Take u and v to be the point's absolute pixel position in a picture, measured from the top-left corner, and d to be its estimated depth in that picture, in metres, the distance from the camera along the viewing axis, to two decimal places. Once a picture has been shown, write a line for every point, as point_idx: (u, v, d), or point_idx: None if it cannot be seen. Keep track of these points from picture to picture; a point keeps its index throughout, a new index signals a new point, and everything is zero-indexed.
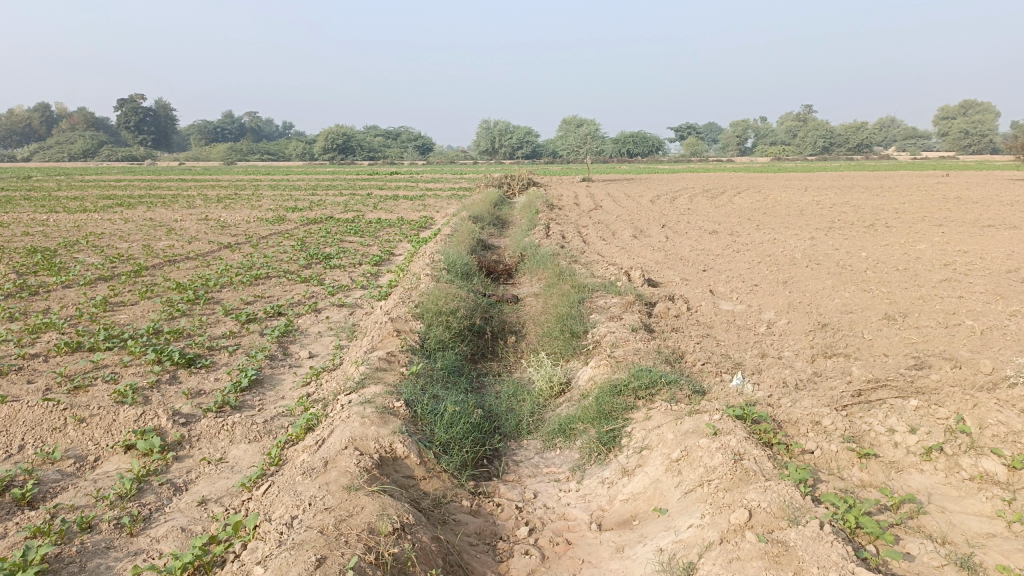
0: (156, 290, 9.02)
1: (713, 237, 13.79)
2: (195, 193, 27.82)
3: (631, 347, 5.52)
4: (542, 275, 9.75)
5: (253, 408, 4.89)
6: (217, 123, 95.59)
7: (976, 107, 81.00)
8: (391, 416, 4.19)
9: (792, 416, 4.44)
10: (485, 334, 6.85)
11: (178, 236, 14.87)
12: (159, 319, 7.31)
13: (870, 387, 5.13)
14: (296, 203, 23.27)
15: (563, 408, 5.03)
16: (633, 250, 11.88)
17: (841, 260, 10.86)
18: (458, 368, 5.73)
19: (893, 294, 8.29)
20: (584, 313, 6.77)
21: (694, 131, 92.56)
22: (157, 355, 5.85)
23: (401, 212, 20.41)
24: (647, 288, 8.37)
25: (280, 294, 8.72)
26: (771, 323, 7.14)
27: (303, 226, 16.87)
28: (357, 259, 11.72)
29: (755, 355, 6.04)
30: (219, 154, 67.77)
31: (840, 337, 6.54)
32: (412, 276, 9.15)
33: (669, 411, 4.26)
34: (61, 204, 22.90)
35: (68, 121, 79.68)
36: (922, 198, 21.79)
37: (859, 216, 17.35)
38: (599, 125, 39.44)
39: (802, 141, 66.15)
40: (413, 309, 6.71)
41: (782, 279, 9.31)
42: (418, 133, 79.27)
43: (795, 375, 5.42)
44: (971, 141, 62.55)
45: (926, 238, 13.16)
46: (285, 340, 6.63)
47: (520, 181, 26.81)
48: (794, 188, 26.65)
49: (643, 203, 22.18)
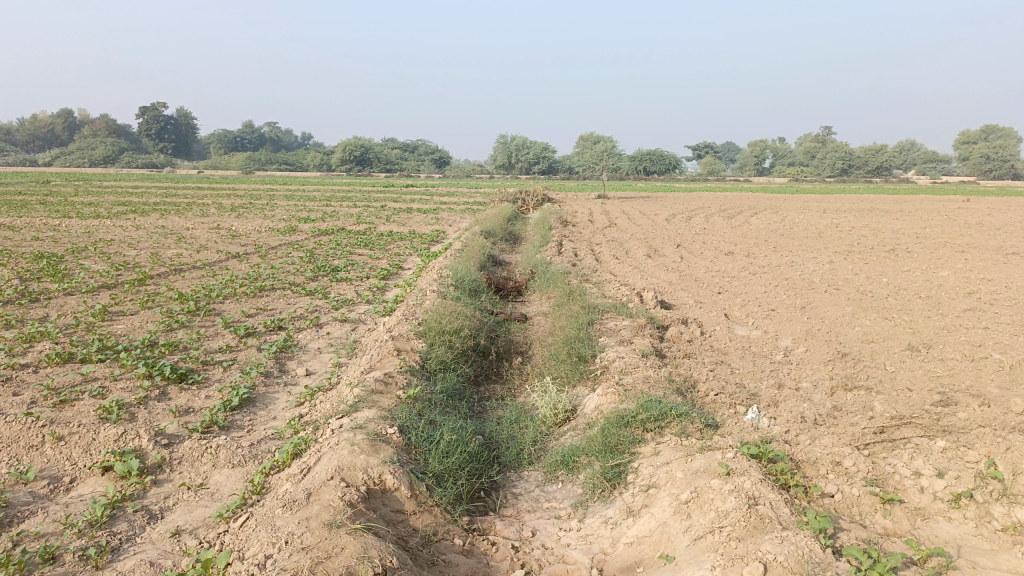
0: (158, 300, 8.85)
1: (729, 259, 13.54)
2: (209, 201, 27.86)
3: (640, 374, 5.25)
4: (552, 293, 9.52)
5: (242, 429, 4.68)
6: (236, 132, 96.31)
7: (997, 132, 80.34)
8: (383, 444, 3.95)
9: (810, 455, 4.16)
10: (490, 354, 6.61)
11: (188, 244, 14.78)
12: (156, 331, 7.12)
13: (894, 425, 4.84)
14: (309, 214, 23.18)
15: (567, 437, 4.76)
16: (647, 270, 11.64)
17: (861, 286, 10.55)
18: (459, 391, 5.49)
19: (915, 323, 7.98)
20: (593, 335, 6.51)
21: (711, 151, 92.43)
22: (148, 369, 5.65)
23: (413, 226, 20.25)
24: (659, 310, 8.11)
25: (282, 307, 8.52)
26: (788, 351, 6.86)
27: (314, 237, 16.75)
28: (365, 272, 11.55)
29: (771, 385, 5.76)
30: (237, 163, 68.19)
31: (861, 368, 6.24)
32: (418, 292, 8.95)
33: (679, 446, 3.99)
34: (76, 209, 22.94)
35: (90, 126, 80.50)
36: (943, 223, 21.45)
37: (878, 239, 17.05)
38: (616, 142, 39.36)
39: (820, 163, 65.77)
40: (416, 327, 6.49)
41: (800, 304, 9.03)
42: (435, 148, 79.58)
43: (813, 409, 5.13)
44: (992, 166, 62.04)
45: (948, 265, 12.83)
46: (283, 356, 6.42)
47: (534, 197, 26.67)
48: (811, 210, 26.37)
49: (659, 222, 21.94)
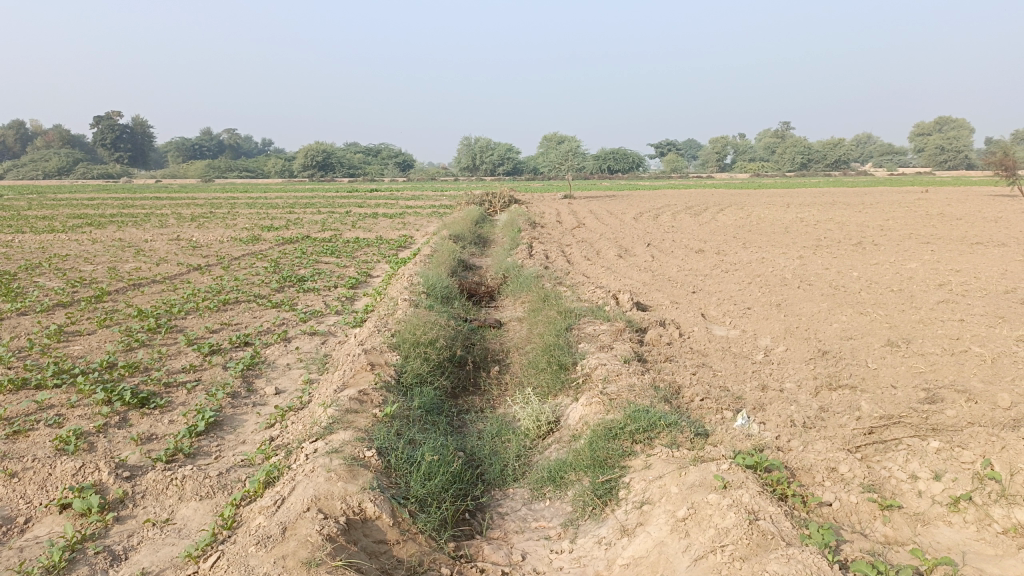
0: (117, 317, 8.50)
1: (700, 256, 13.49)
2: (168, 211, 27.26)
3: (624, 381, 5.10)
4: (525, 298, 9.36)
5: (210, 456, 4.43)
6: (194, 140, 94.67)
7: (950, 123, 82.10)
8: (361, 468, 3.73)
9: (804, 462, 4.03)
10: (466, 364, 6.42)
11: (147, 257, 14.34)
12: (115, 352, 6.79)
13: (883, 425, 4.74)
14: (273, 222, 22.76)
15: (552, 451, 4.59)
16: (620, 271, 11.53)
17: (833, 280, 10.55)
18: (438, 405, 5.29)
19: (891, 317, 7.95)
20: (572, 341, 6.34)
21: (673, 148, 93.13)
22: (108, 394, 5.35)
23: (380, 231, 19.95)
24: (636, 312, 7.98)
25: (248, 322, 8.22)
26: (768, 351, 6.76)
27: (278, 246, 16.39)
28: (332, 281, 11.28)
29: (755, 387, 5.65)
30: (196, 171, 66.96)
31: (843, 366, 6.17)
32: (389, 300, 8.72)
33: (671, 460, 3.83)
34: (29, 223, 22.24)
35: (43, 137, 78.46)
36: (905, 214, 21.72)
37: (844, 232, 17.18)
38: (580, 141, 39.36)
39: (780, 157, 66.55)
40: (389, 339, 6.27)
41: (775, 301, 8.98)
42: (399, 151, 79.08)
43: (800, 411, 5.01)
44: (946, 156, 63.28)
45: (915, 257, 12.92)
46: (250, 374, 6.15)
47: (501, 199, 26.52)
48: (775, 205, 26.59)
49: (627, 220, 21.91)
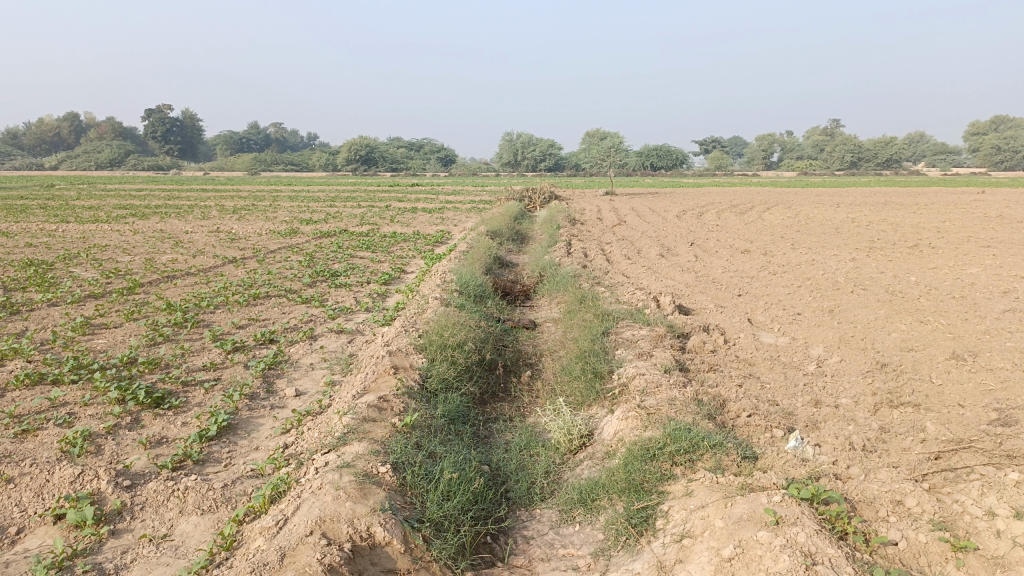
0: (145, 310, 8.34)
1: (746, 257, 12.98)
2: (211, 203, 27.47)
3: (665, 394, 4.70)
4: (562, 297, 9.00)
5: (219, 464, 4.17)
6: (242, 133, 96.11)
7: (1008, 121, 79.44)
8: (373, 486, 3.42)
9: (866, 493, 3.58)
10: (497, 369, 6.10)
11: (185, 249, 14.31)
12: (137, 347, 6.61)
13: (951, 451, 4.29)
14: (312, 215, 22.75)
15: (584, 469, 4.21)
16: (661, 271, 11.09)
17: (888, 285, 9.98)
18: (464, 414, 4.97)
19: (953, 327, 7.40)
20: (609, 348, 5.96)
21: (718, 145, 91.80)
22: (122, 393, 5.14)
23: (418, 226, 19.70)
24: (678, 316, 7.57)
25: (275, 318, 7.99)
26: (821, 361, 6.29)
27: (315, 240, 16.25)
28: (365, 276, 11.06)
29: (807, 402, 5.21)
30: (243, 164, 67.77)
31: (903, 381, 5.68)
32: (420, 298, 8.44)
33: (715, 487, 3.44)
34: (74, 213, 22.56)
35: (96, 129, 80.32)
36: (962, 216, 20.83)
37: (898, 234, 16.46)
38: (623, 138, 38.74)
39: (829, 156, 64.95)
40: (416, 340, 5.97)
41: (827, 307, 8.47)
42: (442, 146, 79.20)
43: (859, 432, 4.57)
44: (1003, 157, 61.15)
45: (976, 261, 12.22)
46: (272, 373, 5.91)
47: (541, 194, 26.19)
48: (824, 204, 25.78)
49: (669, 218, 21.34)
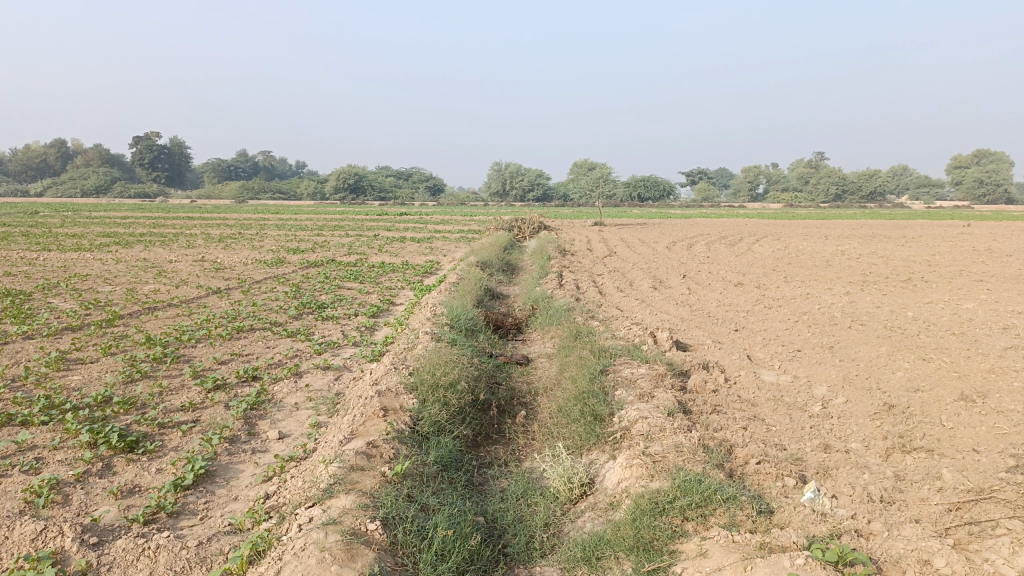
0: (124, 345, 8.02)
1: (740, 290, 12.83)
2: (197, 231, 27.15)
3: (670, 440, 4.46)
4: (555, 332, 8.78)
5: (196, 518, 3.89)
6: (230, 161, 96.03)
7: (989, 155, 80.58)
8: (361, 546, 3.15)
9: (891, 552, 3.34)
10: (490, 409, 5.84)
11: (168, 279, 14.01)
12: (113, 385, 6.30)
13: (972, 501, 4.05)
14: (299, 244, 22.49)
15: (586, 522, 3.95)
16: (655, 305, 10.90)
17: (886, 320, 9.81)
18: (457, 459, 4.71)
19: (957, 365, 7.20)
20: (608, 388, 5.72)
21: (705, 177, 92.56)
22: (93, 437, 4.83)
23: (406, 256, 19.47)
24: (676, 353, 7.34)
25: (259, 353, 7.69)
26: (826, 402, 6.06)
27: (301, 270, 15.98)
28: (353, 308, 10.80)
29: (816, 447, 4.98)
30: (230, 192, 67.50)
31: (913, 424, 5.46)
32: (410, 332, 8.19)
33: (731, 547, 3.19)
34: (57, 241, 22.19)
35: (83, 156, 79.97)
36: (951, 249, 20.87)
37: (889, 267, 16.39)
38: (611, 169, 38.87)
39: (815, 189, 65.42)
40: (406, 379, 5.71)
41: (826, 343, 8.28)
42: (430, 175, 79.33)
43: (874, 481, 4.33)
44: (984, 190, 61.81)
45: (971, 296, 12.11)
46: (254, 414, 5.62)
47: (530, 225, 26.09)
48: (813, 235, 25.78)
49: (659, 250, 21.23)
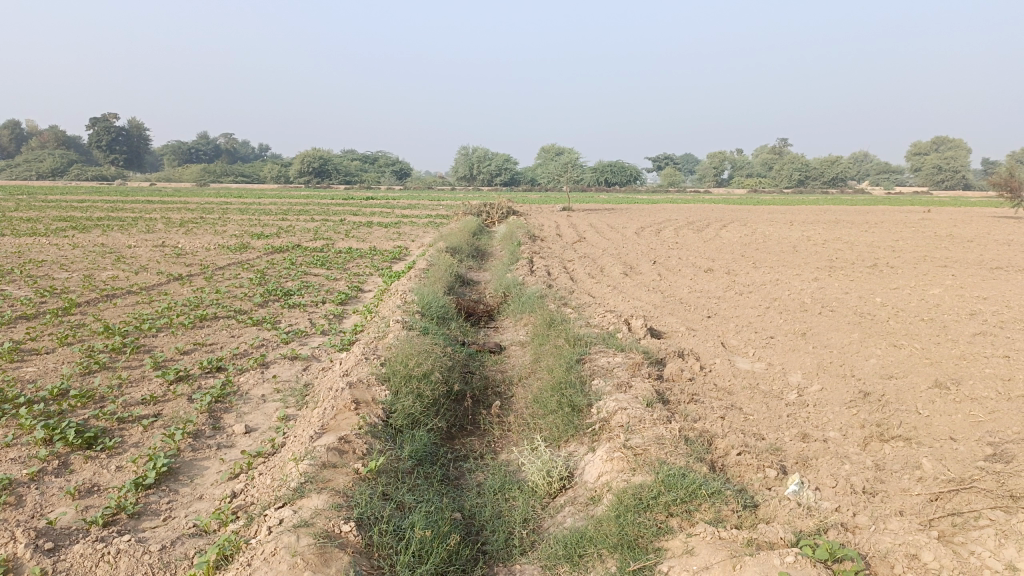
0: (81, 334, 7.72)
1: (710, 276, 12.84)
2: (157, 215, 26.50)
3: (651, 432, 4.37)
4: (528, 319, 8.67)
5: (158, 519, 3.71)
6: (191, 144, 94.12)
7: (947, 143, 82.12)
8: (335, 550, 3.01)
9: (878, 547, 3.28)
10: (465, 400, 5.71)
11: (127, 265, 13.61)
12: (69, 377, 6.04)
13: (953, 491, 4.02)
14: (264, 229, 22.08)
15: (567, 517, 3.84)
16: (627, 291, 10.83)
17: (856, 306, 9.85)
18: (432, 453, 4.57)
19: (929, 352, 7.23)
20: (585, 378, 5.61)
21: (671, 162, 92.98)
22: (49, 433, 4.60)
23: (373, 241, 19.19)
24: (651, 341, 7.27)
25: (223, 342, 7.44)
26: (802, 390, 6.03)
27: (267, 255, 15.63)
28: (320, 295, 10.56)
29: (794, 436, 4.92)
30: (192, 175, 66.16)
31: (889, 413, 5.43)
32: (380, 320, 8.00)
33: (719, 544, 3.11)
34: (11, 225, 21.48)
35: (37, 137, 77.69)
36: (914, 235, 21.14)
37: (855, 253, 16.54)
38: (579, 154, 38.70)
39: (779, 174, 66.05)
40: (378, 369, 5.54)
41: (799, 330, 8.27)
42: (396, 159, 78.54)
43: (855, 472, 4.28)
44: (943, 176, 62.92)
45: (936, 282, 12.24)
46: (219, 406, 5.42)
47: (499, 209, 25.92)
48: (778, 222, 25.97)
49: (628, 235, 21.20)
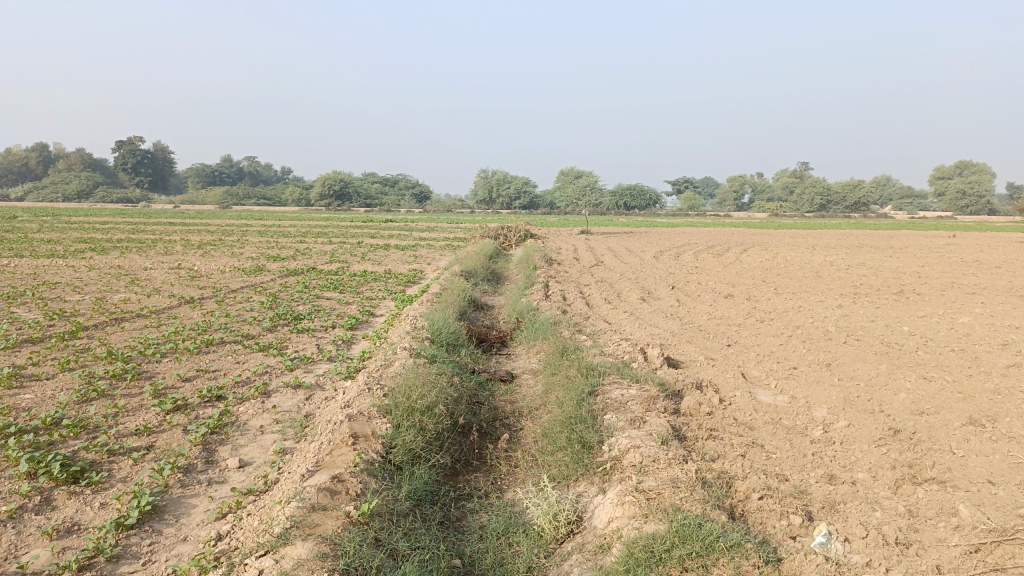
0: (85, 359, 7.56)
1: (730, 302, 12.53)
2: (177, 237, 26.60)
3: (666, 473, 4.08)
4: (540, 347, 8.41)
5: (137, 563, 3.48)
6: (215, 167, 95.22)
7: (971, 167, 81.25)
8: None
9: None
10: (471, 433, 5.46)
11: (141, 288, 13.51)
12: (65, 404, 5.86)
13: (995, 542, 3.69)
14: (281, 251, 22.03)
15: (574, 566, 3.56)
16: (644, 318, 10.56)
17: (882, 335, 9.49)
18: (432, 493, 4.31)
19: (961, 385, 6.87)
20: (597, 412, 5.33)
21: (691, 186, 92.68)
22: (34, 466, 4.40)
23: (389, 264, 19.07)
24: (667, 371, 6.99)
25: (227, 369, 7.25)
26: (827, 426, 5.71)
27: (280, 278, 15.52)
28: (330, 320, 10.39)
29: (820, 478, 4.61)
30: (214, 198, 66.87)
31: (922, 452, 5.10)
32: (389, 347, 7.79)
33: None
34: (32, 246, 21.60)
35: (65, 160, 78.92)
36: (941, 260, 20.66)
37: (880, 279, 16.14)
38: (599, 177, 38.54)
39: (800, 198, 65.49)
40: (380, 400, 5.31)
41: (823, 360, 7.94)
42: (416, 182, 78.92)
43: (887, 520, 3.97)
44: (968, 201, 62.05)
45: (965, 309, 11.84)
46: (215, 438, 5.21)
47: (517, 233, 25.76)
48: (801, 246, 25.57)
49: (647, 260, 20.90)
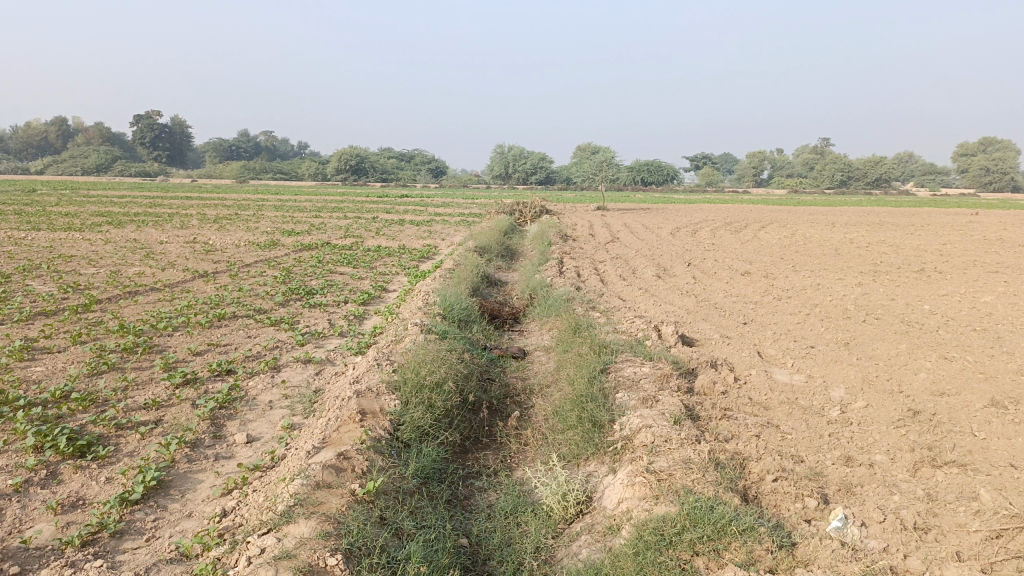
0: (96, 332, 7.55)
1: (747, 279, 12.35)
2: (194, 212, 26.61)
3: (678, 453, 3.99)
4: (553, 323, 8.32)
5: (140, 539, 3.45)
6: (232, 141, 95.32)
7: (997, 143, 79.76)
8: None
9: None
10: (481, 410, 5.39)
11: (155, 261, 13.49)
12: (75, 377, 5.84)
13: (1017, 528, 3.57)
14: (296, 226, 22.00)
15: (582, 547, 3.49)
16: (659, 295, 10.42)
17: (902, 314, 9.31)
18: (440, 471, 4.25)
19: (983, 366, 6.71)
20: (609, 391, 5.24)
21: (709, 162, 91.72)
22: (41, 440, 4.38)
23: (403, 240, 18.98)
24: (682, 349, 6.87)
25: (238, 343, 7.21)
26: (844, 407, 5.59)
27: (294, 253, 15.48)
28: (342, 295, 10.33)
29: (836, 460, 4.50)
30: (231, 172, 66.96)
31: (942, 435, 4.97)
32: (400, 322, 7.72)
33: None
34: (50, 220, 21.70)
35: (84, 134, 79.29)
36: (964, 238, 20.28)
37: (900, 257, 15.88)
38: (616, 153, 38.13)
39: (820, 174, 64.60)
40: (388, 376, 5.25)
41: (841, 339, 7.80)
42: (432, 158, 78.56)
43: (905, 504, 3.86)
44: (992, 178, 60.94)
45: (989, 288, 11.59)
46: (223, 412, 5.17)
47: (533, 208, 25.56)
48: (820, 223, 25.22)
49: (663, 236, 20.70)
